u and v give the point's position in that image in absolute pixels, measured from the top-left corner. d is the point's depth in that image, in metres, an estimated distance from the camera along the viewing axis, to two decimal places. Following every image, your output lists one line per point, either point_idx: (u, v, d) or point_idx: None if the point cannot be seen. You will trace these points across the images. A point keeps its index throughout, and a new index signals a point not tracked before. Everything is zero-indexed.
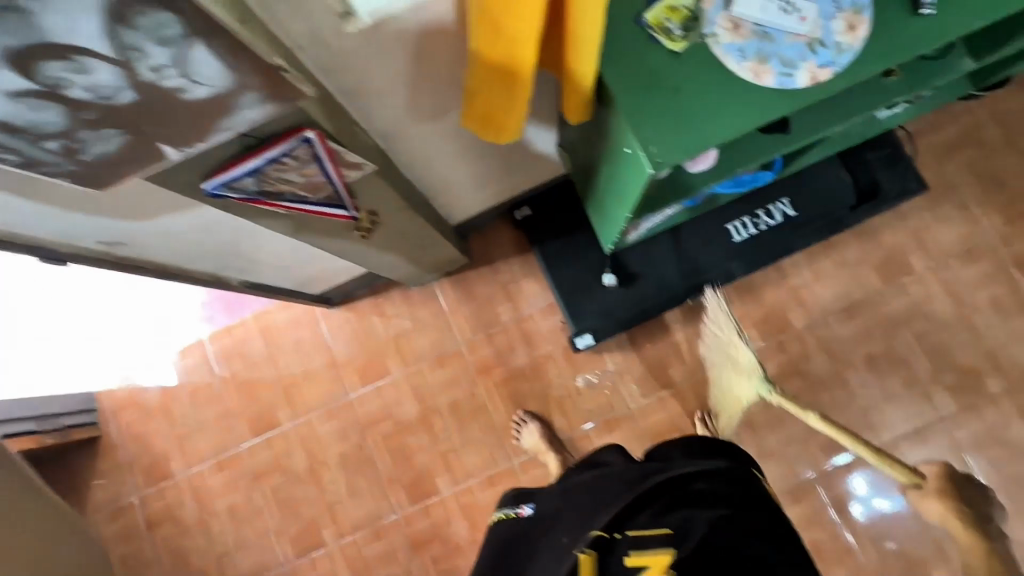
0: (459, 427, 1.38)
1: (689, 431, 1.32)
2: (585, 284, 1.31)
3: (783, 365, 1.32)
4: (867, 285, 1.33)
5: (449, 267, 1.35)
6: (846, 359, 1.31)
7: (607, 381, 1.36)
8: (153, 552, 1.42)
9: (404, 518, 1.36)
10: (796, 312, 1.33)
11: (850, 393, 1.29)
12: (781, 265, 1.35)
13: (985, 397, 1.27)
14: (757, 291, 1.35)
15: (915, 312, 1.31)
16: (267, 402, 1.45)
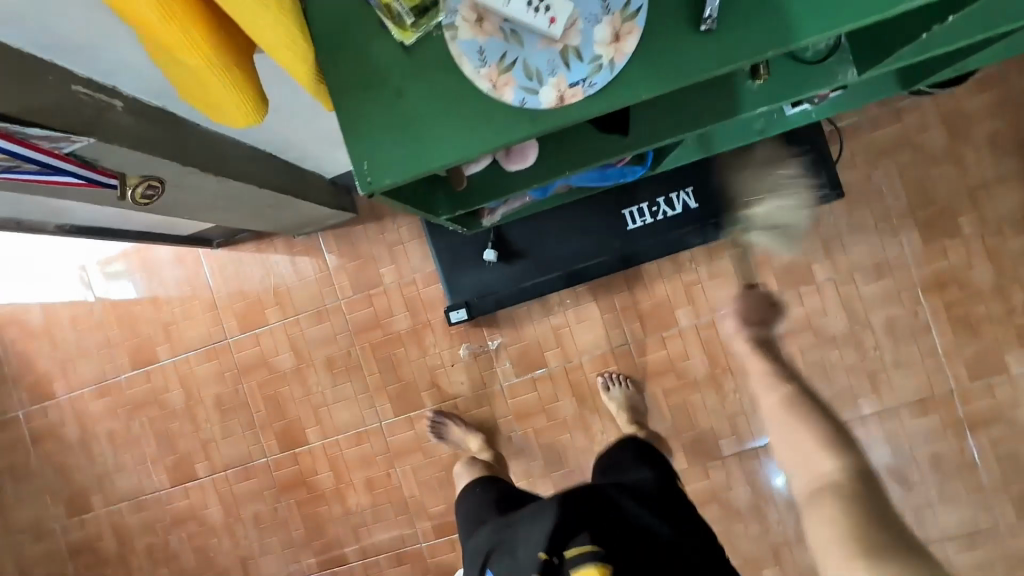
0: (332, 383, 1.38)
1: (559, 413, 1.32)
2: (465, 256, 1.24)
3: (659, 360, 1.29)
4: (766, 290, 1.26)
5: (326, 219, 1.30)
6: (726, 364, 1.27)
7: (485, 356, 1.33)
8: (37, 462, 1.48)
9: (275, 460, 1.40)
10: (684, 309, 1.28)
11: (726, 398, 1.27)
12: (676, 258, 1.27)
13: (854, 416, 1.25)
14: (646, 282, 1.28)
15: (802, 323, 1.25)
16: (147, 336, 1.44)
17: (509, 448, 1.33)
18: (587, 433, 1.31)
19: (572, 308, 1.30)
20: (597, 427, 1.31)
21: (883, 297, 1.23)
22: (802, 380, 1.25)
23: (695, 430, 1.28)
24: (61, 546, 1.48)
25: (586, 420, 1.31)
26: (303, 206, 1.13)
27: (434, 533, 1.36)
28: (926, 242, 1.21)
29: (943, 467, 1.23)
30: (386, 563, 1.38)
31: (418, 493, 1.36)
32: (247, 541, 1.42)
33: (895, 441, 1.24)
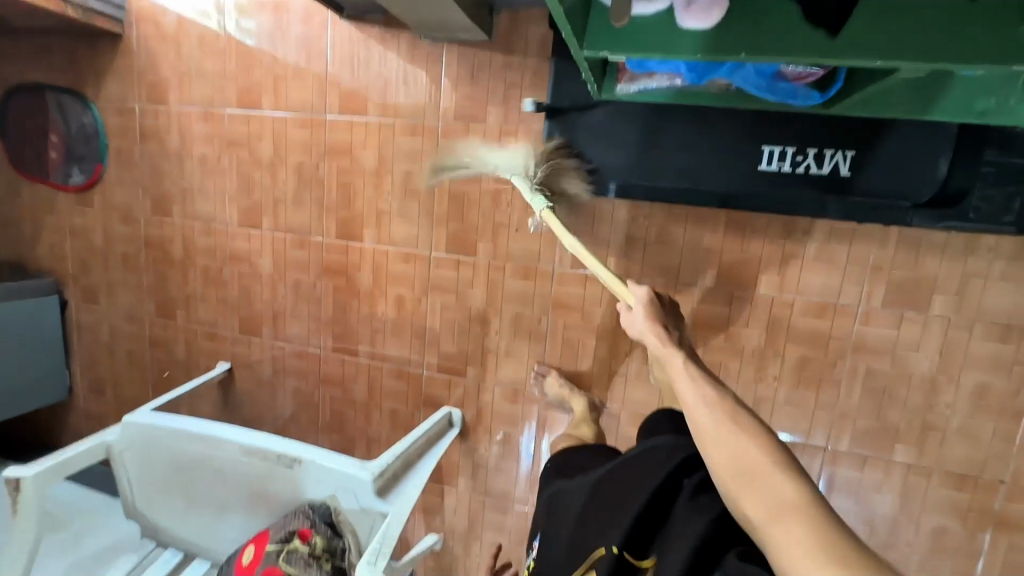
0: (401, 197, 1.39)
1: (594, 319, 1.30)
2: (577, 128, 1.18)
3: (715, 315, 1.22)
4: (867, 298, 1.12)
5: (459, 34, 1.23)
6: (782, 350, 1.19)
7: (552, 235, 1.29)
8: (140, 156, 1.63)
9: (329, 244, 1.48)
10: (769, 278, 1.17)
11: (762, 379, 1.21)
12: (790, 223, 1.14)
13: (882, 457, 1.17)
14: (745, 234, 1.17)
15: (882, 346, 1.13)
16: (257, 81, 1.47)
17: (533, 327, 1.35)
18: (611, 349, 1.30)
19: (651, 227, 1.22)
20: (622, 348, 1.29)
21: (991, 361, 1.08)
22: (849, 399, 1.17)
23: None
24: (140, 234, 1.68)
25: (616, 337, 1.29)
26: (446, 2, 1.05)
27: (437, 367, 1.45)
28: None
29: (941, 542, 1.17)
30: (388, 372, 1.50)
31: (437, 328, 1.43)
32: (283, 300, 1.56)
33: (909, 499, 1.17)
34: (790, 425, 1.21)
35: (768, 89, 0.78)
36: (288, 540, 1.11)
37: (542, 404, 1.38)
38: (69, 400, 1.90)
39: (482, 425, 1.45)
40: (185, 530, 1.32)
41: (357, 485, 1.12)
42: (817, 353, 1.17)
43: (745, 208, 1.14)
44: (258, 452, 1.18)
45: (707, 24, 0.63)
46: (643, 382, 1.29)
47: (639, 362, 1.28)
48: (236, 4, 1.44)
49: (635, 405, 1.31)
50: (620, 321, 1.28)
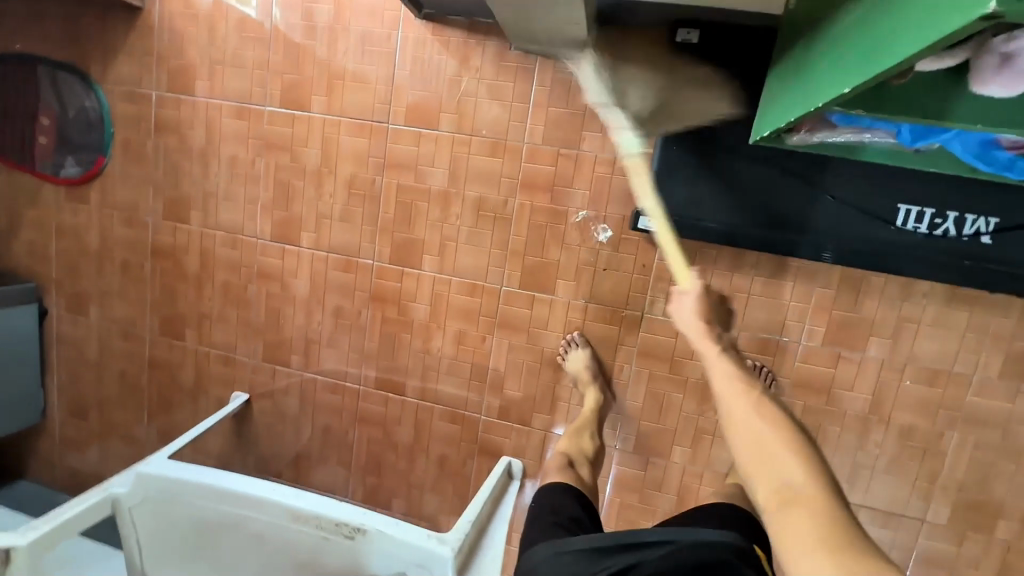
0: (472, 223, 1.25)
1: (683, 371, 1.20)
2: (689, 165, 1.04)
3: (818, 375, 1.14)
4: (982, 368, 1.07)
5: (561, 50, 1.10)
6: (886, 416, 1.12)
7: (644, 278, 1.18)
8: (154, 151, 1.41)
9: (381, 268, 1.31)
10: (881, 340, 1.10)
11: (861, 444, 1.14)
12: (909, 285, 1.07)
13: (981, 532, 1.12)
14: (860, 293, 1.09)
15: (994, 418, 1.08)
16: (307, 77, 1.28)
17: (613, 376, 1.23)
18: (699, 404, 1.20)
19: (756, 278, 1.13)
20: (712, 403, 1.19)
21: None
22: (954, 472, 1.11)
23: None
24: (148, 240, 1.46)
25: (705, 391, 1.19)
26: (576, 14, 0.93)
27: (497, 412, 1.31)
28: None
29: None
30: (439, 414, 1.34)
31: (501, 369, 1.29)
32: (320, 327, 1.38)
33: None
34: (887, 495, 1.15)
35: (978, 162, 0.72)
36: None
37: (615, 458, 1.27)
38: (43, 423, 1.64)
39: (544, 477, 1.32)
40: None
41: (433, 563, 0.96)
42: (925, 422, 1.11)
43: (865, 264, 1.03)
44: (310, 517, 1.01)
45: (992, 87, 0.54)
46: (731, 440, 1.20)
47: None
48: None
49: (719, 465, 1.22)
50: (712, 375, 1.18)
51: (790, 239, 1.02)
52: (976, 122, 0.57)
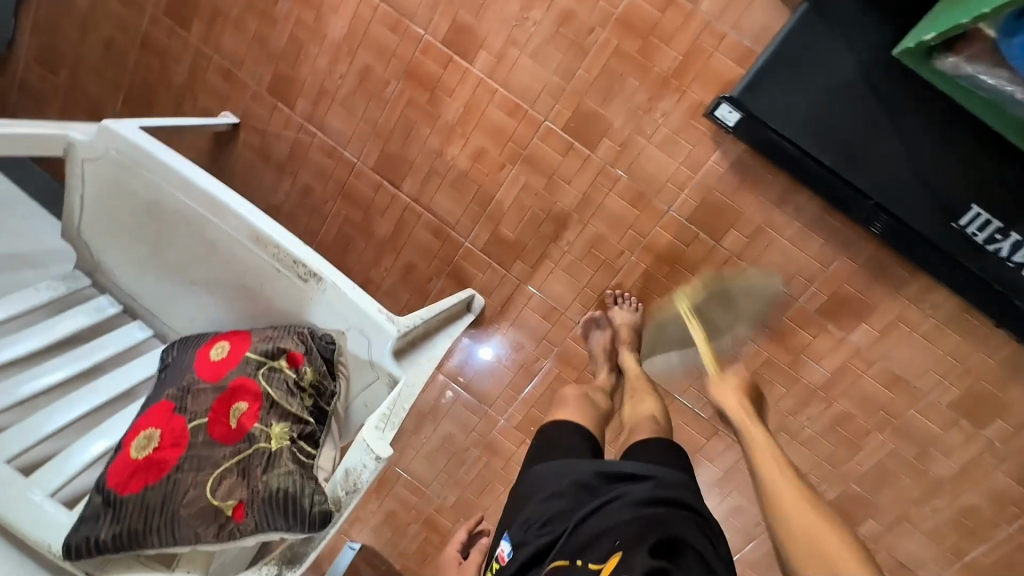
0: (545, 39, 1.11)
1: (675, 282, 1.18)
2: (802, 72, 0.96)
3: (795, 337, 1.14)
4: (938, 390, 1.09)
5: None
6: (831, 397, 1.15)
7: (688, 175, 1.11)
8: None
9: (429, 45, 1.17)
10: (869, 329, 1.10)
11: (795, 412, 1.18)
12: (926, 290, 1.05)
13: (849, 522, 1.21)
14: (880, 280, 1.06)
15: (919, 437, 1.13)
16: None
17: (608, 258, 1.20)
18: (673, 317, 1.20)
19: (795, 221, 1.08)
20: (687, 320, 1.19)
21: (998, 495, 1.12)
22: (858, 466, 1.18)
23: None
24: None
25: (686, 309, 1.18)
26: None
27: (482, 245, 1.26)
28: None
29: None
30: (425, 223, 1.28)
31: (505, 206, 1.22)
32: (339, 81, 1.25)
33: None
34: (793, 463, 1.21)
35: None
36: (273, 357, 0.93)
37: (572, 334, 1.27)
38: (7, 57, 1.47)
39: (499, 322, 1.31)
40: (137, 289, 1.09)
41: (376, 335, 0.95)
42: (862, 416, 1.15)
43: (902, 253, 1.02)
44: (270, 245, 0.96)
45: None
46: (684, 363, 1.21)
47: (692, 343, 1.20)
48: None
49: (663, 376, 1.23)
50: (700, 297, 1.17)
51: (851, 194, 0.99)
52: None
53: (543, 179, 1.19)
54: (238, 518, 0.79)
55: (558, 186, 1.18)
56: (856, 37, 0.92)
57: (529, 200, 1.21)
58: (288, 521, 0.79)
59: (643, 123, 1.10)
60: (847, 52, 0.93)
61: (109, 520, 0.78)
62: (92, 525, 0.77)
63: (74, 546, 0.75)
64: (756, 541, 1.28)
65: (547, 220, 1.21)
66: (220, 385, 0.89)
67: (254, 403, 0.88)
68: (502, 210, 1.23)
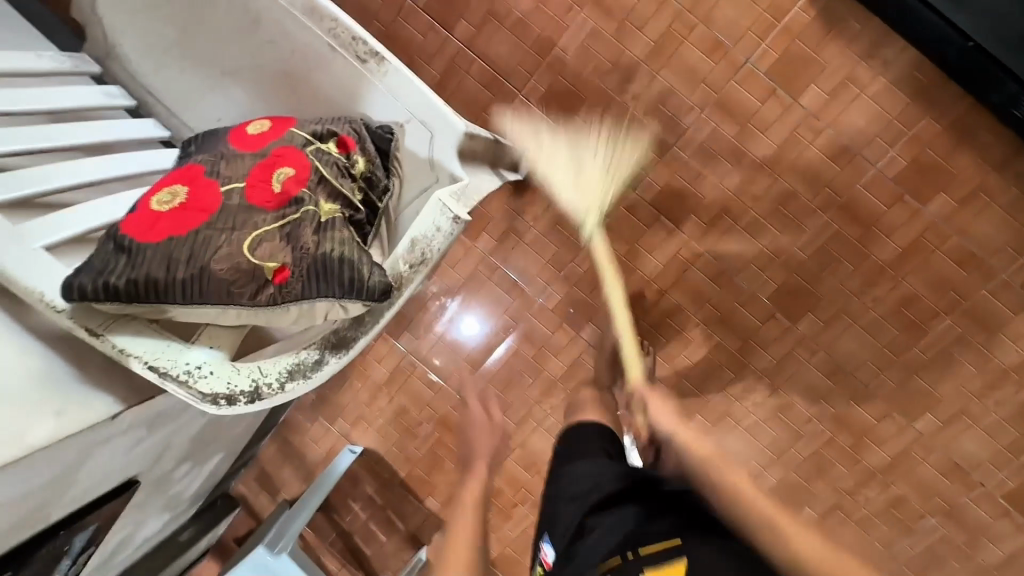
0: None
1: (744, 147, 1.10)
2: None
3: (870, 206, 1.08)
4: (1014, 268, 1.05)
5: None
6: (899, 274, 1.09)
7: (771, 22, 1.04)
8: None
9: None
10: (947, 200, 1.05)
11: (860, 292, 1.12)
12: (1010, 155, 1.01)
13: (905, 416, 1.15)
14: (964, 144, 1.02)
15: (988, 321, 1.07)
16: None
17: (675, 115, 1.12)
18: (740, 183, 1.12)
19: (881, 76, 1.02)
20: (754, 187, 1.12)
21: None
22: (919, 354, 1.12)
23: (805, 285, 1.14)
24: None
25: (753, 174, 1.11)
26: None
27: (537, 99, 1.18)
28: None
29: (894, 511, 1.18)
30: (477, 72, 1.19)
31: (568, 55, 1.14)
32: None
33: (897, 463, 1.17)
34: (852, 352, 1.15)
35: None
36: (322, 139, 0.80)
37: (626, 204, 1.18)
38: None
39: (547, 188, 1.22)
40: (158, 81, 0.96)
41: (440, 129, 0.83)
42: (931, 297, 1.09)
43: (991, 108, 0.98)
44: (324, 17, 0.82)
45: None
46: (744, 236, 1.14)
47: (755, 214, 1.13)
48: None
49: (721, 250, 1.16)
50: (770, 162, 1.10)
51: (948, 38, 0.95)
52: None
53: (613, 25, 1.10)
54: (280, 282, 0.67)
55: (627, 33, 1.10)
56: None
57: (595, 50, 1.12)
58: (342, 288, 0.67)
59: None
60: None
61: (122, 268, 0.64)
62: (102, 269, 0.63)
63: (78, 286, 0.61)
64: (803, 440, 1.20)
65: (612, 71, 1.13)
66: (261, 153, 0.76)
67: (299, 174, 0.75)
68: (564, 61, 1.14)
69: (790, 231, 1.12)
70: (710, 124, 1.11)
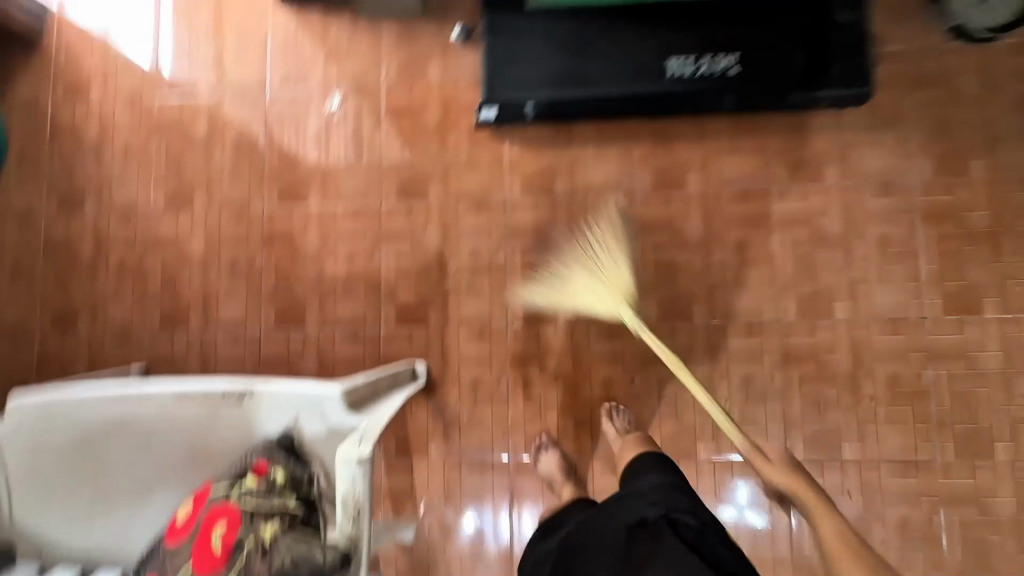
0: (348, 153, 1.30)
1: (574, 247, 1.21)
2: (518, 56, 1.19)
3: (687, 211, 1.20)
4: (825, 178, 1.17)
5: (396, 8, 1.28)
6: (760, 241, 1.18)
7: (515, 165, 1.24)
8: (48, 158, 1.38)
9: (270, 212, 1.31)
10: (735, 175, 1.19)
11: (748, 273, 1.17)
12: (734, 125, 1.20)
13: (883, 333, 1.13)
14: (702, 135, 1.21)
15: (856, 223, 1.15)
16: (192, 64, 1.36)
17: (510, 265, 1.23)
18: (599, 273, 1.20)
19: (611, 144, 1.23)
20: (609, 265, 1.20)
21: (960, 219, 1.13)
22: (837, 280, 1.15)
23: (710, 301, 1.18)
24: (38, 239, 1.36)
25: (601, 257, 1.20)
26: None
27: (402, 330, 1.25)
28: (1007, 171, 1.13)
29: (965, 409, 1.11)
30: (342, 343, 1.26)
31: (398, 284, 1.26)
32: (215, 283, 1.31)
33: (921, 371, 1.12)
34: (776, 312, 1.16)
35: None
36: (240, 478, 0.87)
37: (532, 350, 1.21)
38: None
39: (452, 383, 1.22)
40: (94, 535, 1.01)
41: (325, 404, 0.96)
42: (801, 238, 1.17)
43: (693, 112, 1.20)
44: (194, 396, 0.98)
45: None
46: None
47: (627, 283, 1.20)
48: (168, 18, 1.38)
49: (618, 321, 1.20)
50: (601, 243, 1.21)
51: (621, 99, 1.17)
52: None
53: (417, 246, 1.26)
54: None
55: (428, 242, 1.26)
56: (520, 28, 1.18)
57: (419, 270, 1.25)
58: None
59: (461, 158, 1.26)
60: (527, 37, 1.19)
61: None
62: None
63: None
64: (837, 415, 1.13)
65: (439, 272, 1.25)
66: (194, 531, 0.83)
67: (231, 524, 0.82)
68: (400, 292, 1.25)
69: (665, 274, 1.19)
70: (540, 253, 1.22)
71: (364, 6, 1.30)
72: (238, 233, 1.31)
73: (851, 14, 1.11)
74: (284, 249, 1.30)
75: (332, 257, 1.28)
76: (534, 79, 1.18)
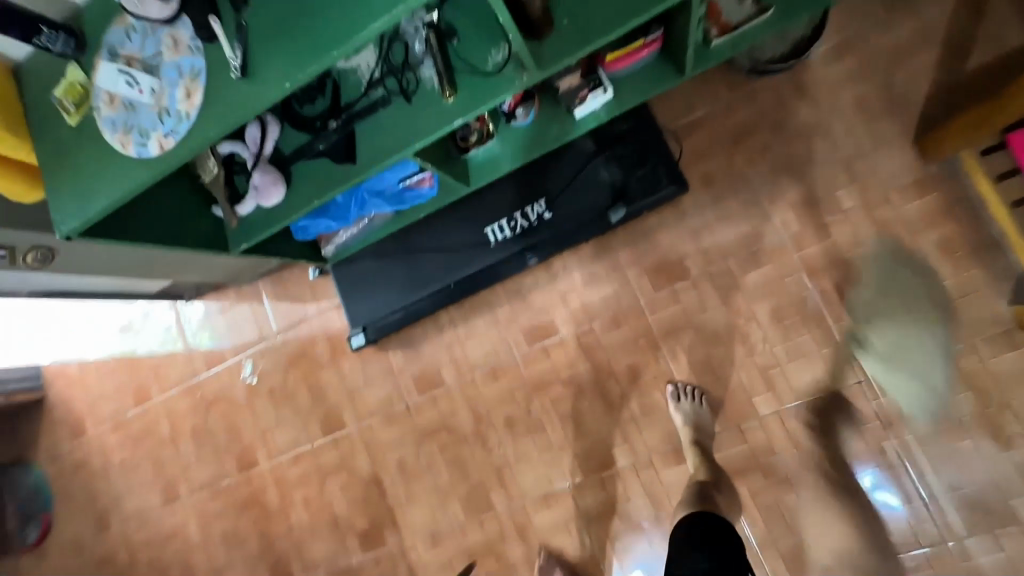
0: (273, 409, 1.41)
1: (484, 429, 1.21)
2: (360, 280, 1.23)
3: (568, 356, 1.16)
4: (692, 274, 1.08)
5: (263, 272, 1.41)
6: (653, 361, 1.10)
7: (405, 370, 1.28)
8: (73, 493, 1.62)
9: (236, 482, 1.44)
10: (602, 304, 1.13)
11: (655, 398, 1.10)
12: (581, 257, 1.15)
13: (823, 415, 0.99)
14: (555, 276, 1.17)
15: (744, 307, 1.04)
16: (140, 378, 1.56)
17: (436, 464, 1.25)
18: (515, 447, 1.19)
19: (478, 319, 1.22)
20: (521, 436, 1.19)
21: (856, 262, 0.98)
22: (749, 374, 1.04)
23: (630, 439, 1.11)
24: (88, 562, 1.60)
25: (512, 430, 1.19)
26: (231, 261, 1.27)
27: (369, 555, 1.30)
28: (883, 188, 0.98)
29: (958, 472, 0.93)
30: None
31: (351, 513, 1.32)
32: (217, 557, 1.46)
33: (886, 445, 0.96)
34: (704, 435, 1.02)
35: (391, 196, 0.92)
36: None
37: (485, 541, 1.20)
38: None
39: None
40: None
41: None
42: (692, 343, 1.08)
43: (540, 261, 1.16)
44: None
45: (277, 194, 0.78)
46: (545, 464, 1.17)
47: (544, 448, 1.17)
48: (119, 347, 1.58)
49: (548, 487, 1.16)
50: (506, 416, 1.20)
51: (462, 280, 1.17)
52: (246, 124, 0.53)
53: (354, 474, 1.32)
54: None
55: (361, 466, 1.32)
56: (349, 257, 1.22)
57: (364, 495, 1.31)
58: None
59: (360, 380, 1.33)
60: (359, 261, 1.23)
61: None
62: None
63: None
64: (815, 524, 0.98)
65: (381, 491, 1.30)
66: None
67: None
68: (356, 521, 1.32)
69: (575, 427, 1.15)
70: (458, 445, 1.24)
71: (241, 281, 1.45)
72: (220, 509, 1.46)
73: (627, 121, 1.04)
74: (256, 511, 1.42)
75: (293, 507, 1.38)
76: (381, 296, 1.22)
